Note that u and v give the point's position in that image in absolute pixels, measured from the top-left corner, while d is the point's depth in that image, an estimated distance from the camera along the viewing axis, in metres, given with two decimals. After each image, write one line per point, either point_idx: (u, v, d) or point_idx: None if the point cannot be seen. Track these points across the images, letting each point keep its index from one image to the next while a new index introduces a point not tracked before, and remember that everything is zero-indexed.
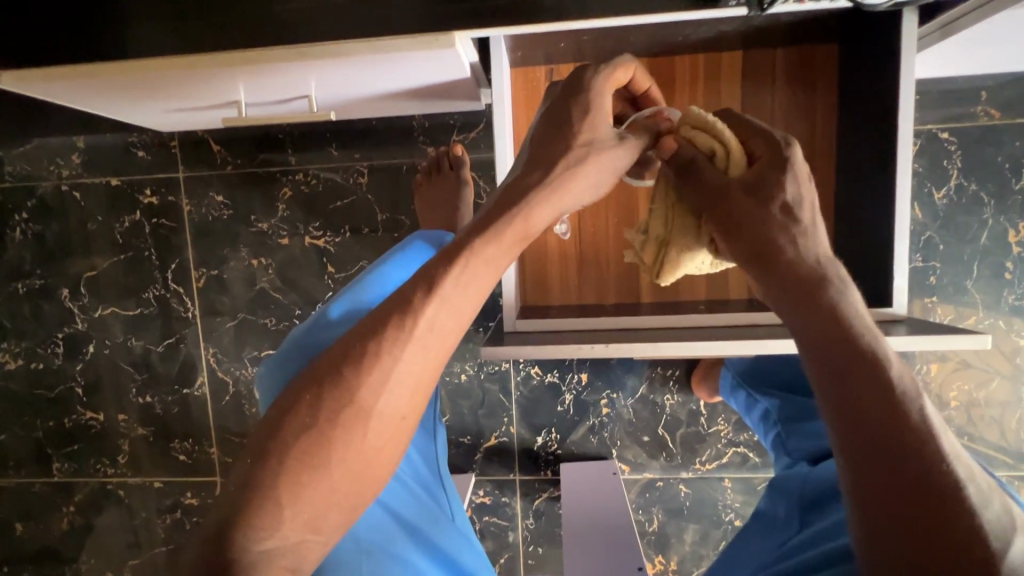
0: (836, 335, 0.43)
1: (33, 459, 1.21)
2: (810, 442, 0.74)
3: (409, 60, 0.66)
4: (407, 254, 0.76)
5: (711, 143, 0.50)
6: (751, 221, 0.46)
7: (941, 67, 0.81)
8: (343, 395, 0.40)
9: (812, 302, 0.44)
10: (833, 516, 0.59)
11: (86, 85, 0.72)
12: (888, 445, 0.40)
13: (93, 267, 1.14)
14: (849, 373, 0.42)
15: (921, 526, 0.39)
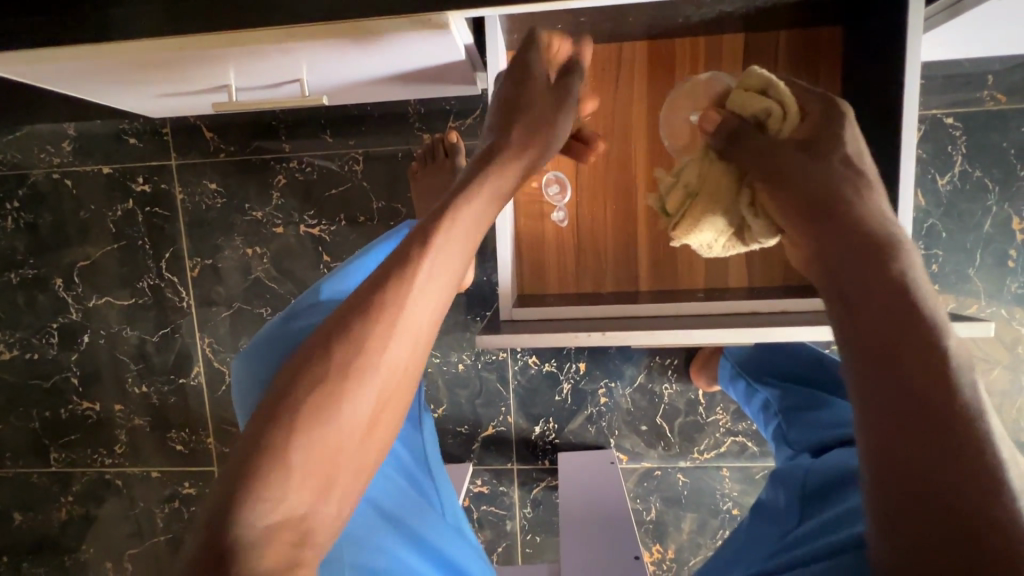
0: (877, 284, 0.38)
1: (30, 449, 1.20)
2: (810, 433, 0.72)
3: (402, 41, 0.64)
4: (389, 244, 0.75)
5: (765, 103, 0.52)
6: (800, 177, 0.46)
7: (949, 49, 0.79)
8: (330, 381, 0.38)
9: (854, 236, 0.41)
10: (835, 509, 0.57)
11: (71, 67, 0.70)
12: (921, 414, 0.35)
13: (86, 256, 1.13)
14: (893, 307, 0.37)
15: (946, 511, 0.34)
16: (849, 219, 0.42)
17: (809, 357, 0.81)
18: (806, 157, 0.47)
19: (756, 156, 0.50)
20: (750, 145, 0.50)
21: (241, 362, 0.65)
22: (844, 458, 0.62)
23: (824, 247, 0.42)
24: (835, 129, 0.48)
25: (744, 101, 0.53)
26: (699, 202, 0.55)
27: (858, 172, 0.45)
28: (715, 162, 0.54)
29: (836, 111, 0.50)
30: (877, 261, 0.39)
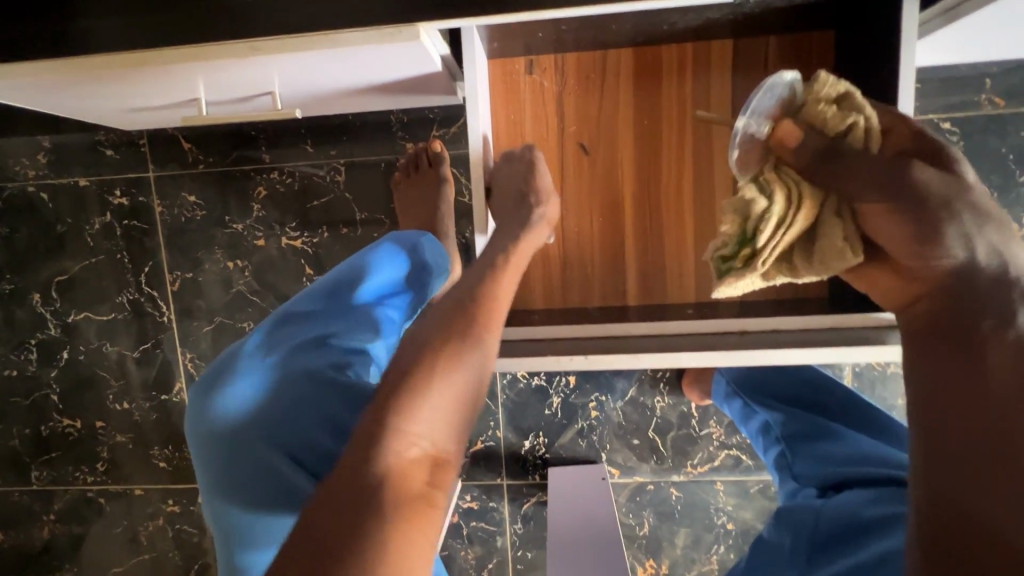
0: (987, 346, 0.41)
1: (11, 468, 1.18)
2: (819, 468, 0.69)
3: (374, 54, 0.62)
4: (373, 258, 0.71)
5: (850, 118, 0.46)
6: (926, 210, 0.41)
7: (944, 53, 0.77)
8: (390, 444, 0.45)
9: (963, 283, 0.42)
10: (852, 557, 0.55)
11: (29, 83, 0.67)
12: (1000, 471, 0.40)
13: (64, 271, 1.10)
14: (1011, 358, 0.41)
15: (990, 563, 0.39)
16: (970, 270, 0.42)
17: (813, 382, 0.78)
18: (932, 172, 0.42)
19: (872, 176, 0.43)
20: (860, 166, 0.43)
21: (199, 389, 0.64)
22: (857, 503, 0.60)
23: (940, 301, 0.43)
24: (947, 151, 0.44)
25: (824, 115, 0.47)
26: (790, 236, 0.47)
27: (992, 212, 0.42)
28: (806, 184, 0.46)
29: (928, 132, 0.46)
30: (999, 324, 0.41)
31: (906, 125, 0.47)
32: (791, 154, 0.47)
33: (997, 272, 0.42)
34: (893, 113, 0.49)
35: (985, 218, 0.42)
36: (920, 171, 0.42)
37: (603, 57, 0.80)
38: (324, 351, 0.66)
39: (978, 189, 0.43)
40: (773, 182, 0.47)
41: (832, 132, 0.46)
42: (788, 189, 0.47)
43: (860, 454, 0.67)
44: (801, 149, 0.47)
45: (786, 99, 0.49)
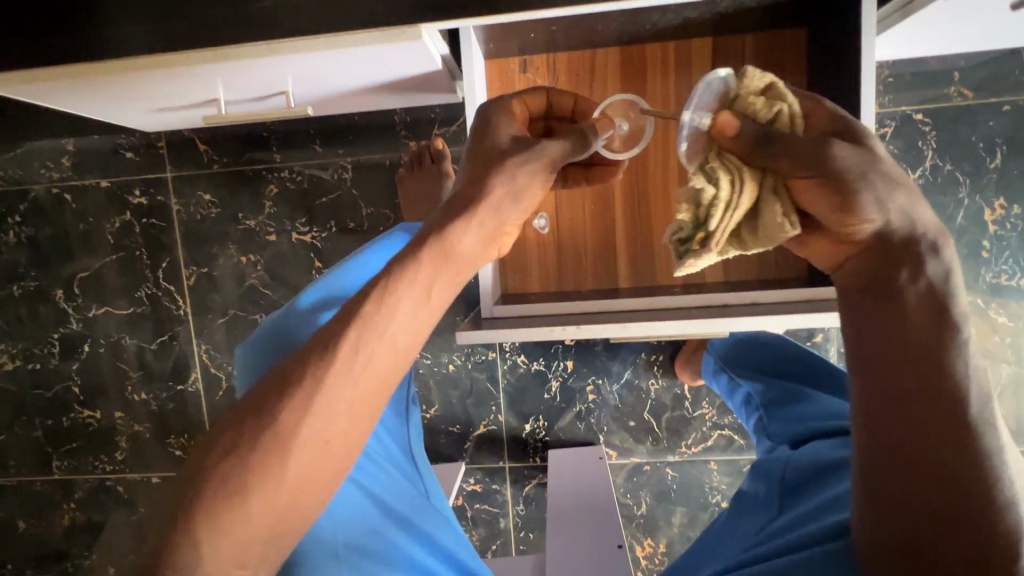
0: (900, 309, 0.47)
1: (34, 458, 1.23)
2: (791, 426, 0.73)
3: (380, 54, 0.67)
4: (384, 244, 0.78)
5: (777, 107, 0.49)
6: (847, 185, 0.45)
7: (911, 47, 0.82)
8: (271, 440, 0.40)
9: (889, 251, 0.47)
10: (820, 498, 0.60)
11: (65, 86, 0.73)
12: (926, 412, 0.47)
13: (86, 268, 1.16)
14: (922, 311, 0.47)
15: (930, 491, 0.46)
16: (882, 233, 0.47)
17: (789, 352, 0.84)
18: (850, 148, 0.46)
19: (796, 158, 0.46)
20: (793, 148, 0.46)
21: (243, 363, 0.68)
22: (823, 451, 0.64)
23: (865, 267, 0.49)
24: (861, 130, 0.49)
25: (755, 106, 0.50)
26: (739, 215, 0.49)
27: (900, 177, 0.47)
28: (748, 168, 0.48)
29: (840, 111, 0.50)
30: (902, 287, 0.47)
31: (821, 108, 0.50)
32: (732, 142, 0.49)
33: (902, 233, 0.47)
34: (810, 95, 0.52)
35: (895, 184, 0.46)
36: (841, 150, 0.46)
37: (591, 57, 0.86)
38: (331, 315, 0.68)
39: (888, 163, 0.47)
40: (717, 168, 0.49)
41: (762, 120, 0.49)
42: (732, 173, 0.49)
43: (830, 411, 0.71)
44: (740, 136, 0.49)
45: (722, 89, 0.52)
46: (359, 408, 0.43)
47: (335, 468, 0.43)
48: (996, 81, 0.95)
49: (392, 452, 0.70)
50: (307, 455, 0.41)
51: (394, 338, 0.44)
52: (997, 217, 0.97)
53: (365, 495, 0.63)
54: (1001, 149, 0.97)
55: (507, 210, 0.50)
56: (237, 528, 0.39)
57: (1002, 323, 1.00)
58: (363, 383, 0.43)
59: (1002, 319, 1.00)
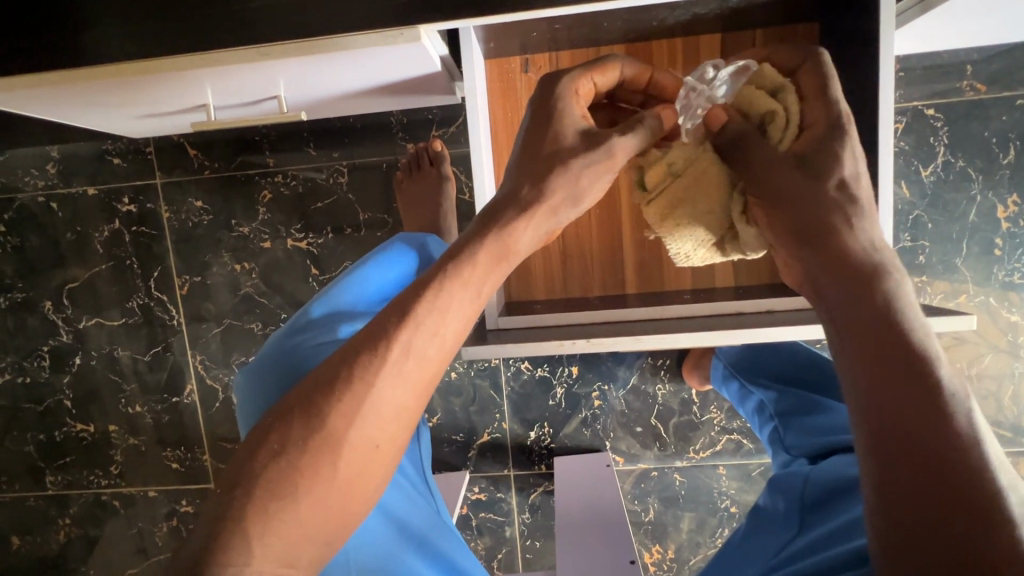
0: (863, 316, 0.42)
1: (27, 474, 1.20)
2: (809, 439, 0.72)
3: (376, 56, 0.64)
4: (387, 256, 0.73)
5: (772, 105, 0.51)
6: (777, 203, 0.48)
7: (926, 41, 0.79)
8: (323, 448, 0.42)
9: (839, 253, 0.44)
10: (843, 517, 0.57)
11: (45, 94, 0.69)
12: (911, 434, 0.39)
13: (75, 278, 1.13)
14: (880, 317, 0.42)
15: (934, 532, 0.37)
16: (824, 253, 0.45)
17: (803, 360, 0.82)
18: (798, 172, 0.47)
19: (757, 170, 0.50)
20: (751, 156, 0.51)
21: (244, 382, 0.68)
22: (848, 465, 0.62)
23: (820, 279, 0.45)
24: (829, 148, 0.47)
25: (754, 101, 0.53)
26: (677, 185, 0.56)
27: (848, 201, 0.46)
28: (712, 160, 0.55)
29: (838, 121, 0.48)
30: (861, 294, 0.43)
31: (825, 113, 0.49)
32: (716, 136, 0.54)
33: (850, 246, 0.44)
34: (825, 99, 0.50)
35: (833, 209, 0.45)
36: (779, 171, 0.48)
37: (595, 55, 0.83)
38: (326, 331, 0.65)
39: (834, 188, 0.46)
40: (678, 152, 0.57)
41: (754, 115, 0.53)
42: (692, 155, 0.56)
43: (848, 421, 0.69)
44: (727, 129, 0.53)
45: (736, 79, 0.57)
46: (405, 414, 0.46)
47: (381, 472, 0.46)
48: (1009, 74, 0.93)
49: (404, 466, 0.67)
50: (355, 455, 0.43)
51: (443, 342, 0.47)
52: (1011, 214, 0.95)
53: (381, 516, 0.61)
54: (1015, 145, 0.94)
55: (564, 212, 0.52)
56: (286, 529, 0.40)
57: (1014, 321, 0.98)
58: (410, 389, 0.46)
59: (1015, 316, 0.98)
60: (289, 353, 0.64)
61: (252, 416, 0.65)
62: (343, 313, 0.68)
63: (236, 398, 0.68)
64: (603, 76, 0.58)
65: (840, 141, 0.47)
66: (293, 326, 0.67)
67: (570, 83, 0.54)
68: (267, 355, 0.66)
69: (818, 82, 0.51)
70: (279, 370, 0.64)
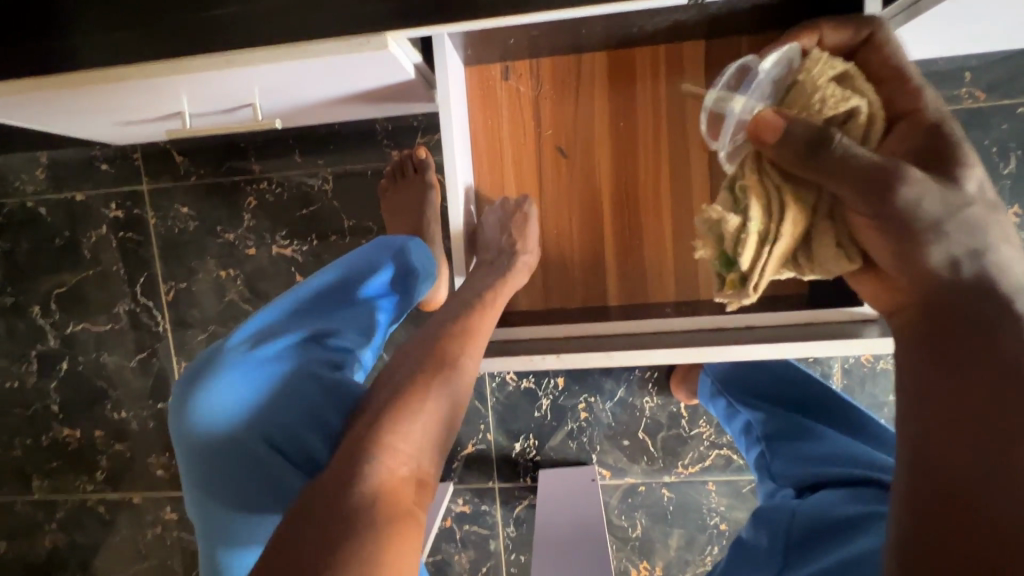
0: (970, 346, 0.41)
1: (14, 478, 1.20)
2: (796, 467, 0.70)
3: (345, 63, 0.63)
4: (362, 265, 0.71)
5: (851, 103, 0.47)
6: (911, 235, 0.42)
7: (920, 48, 0.76)
8: (381, 465, 0.50)
9: (956, 289, 0.42)
10: (831, 556, 0.55)
11: (19, 101, 0.69)
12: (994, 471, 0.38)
13: (63, 283, 1.13)
14: (999, 358, 0.40)
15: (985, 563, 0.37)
16: (958, 284, 0.42)
17: (791, 381, 0.79)
18: (937, 188, 0.41)
19: (863, 183, 0.41)
20: (842, 166, 0.41)
21: (179, 393, 0.61)
22: (836, 502, 0.60)
23: (929, 307, 0.43)
24: (956, 156, 0.44)
25: (827, 96, 0.48)
26: (777, 251, 0.46)
27: (991, 218, 0.42)
28: (787, 192, 0.46)
29: (941, 129, 0.46)
30: (984, 331, 0.41)
31: (923, 117, 0.48)
32: (773, 151, 0.44)
33: (988, 274, 0.42)
34: (914, 91, 0.50)
35: (978, 228, 0.42)
36: (913, 183, 0.40)
37: (577, 63, 0.81)
38: (317, 348, 0.66)
39: (978, 201, 0.42)
40: (751, 187, 0.47)
41: (831, 115, 0.47)
42: (767, 195, 0.47)
43: (837, 453, 0.67)
44: (783, 146, 0.43)
45: (778, 82, 0.52)
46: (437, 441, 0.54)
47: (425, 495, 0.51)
48: (1009, 82, 0.90)
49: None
50: (412, 471, 0.51)
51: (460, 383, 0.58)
52: None
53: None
54: (1016, 154, 0.91)
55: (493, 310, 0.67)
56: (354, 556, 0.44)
57: None
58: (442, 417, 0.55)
59: None
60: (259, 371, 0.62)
61: (192, 436, 0.60)
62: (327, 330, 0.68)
63: (174, 423, 0.61)
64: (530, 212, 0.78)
65: (959, 150, 0.45)
66: (254, 334, 0.64)
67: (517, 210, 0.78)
68: (221, 365, 0.61)
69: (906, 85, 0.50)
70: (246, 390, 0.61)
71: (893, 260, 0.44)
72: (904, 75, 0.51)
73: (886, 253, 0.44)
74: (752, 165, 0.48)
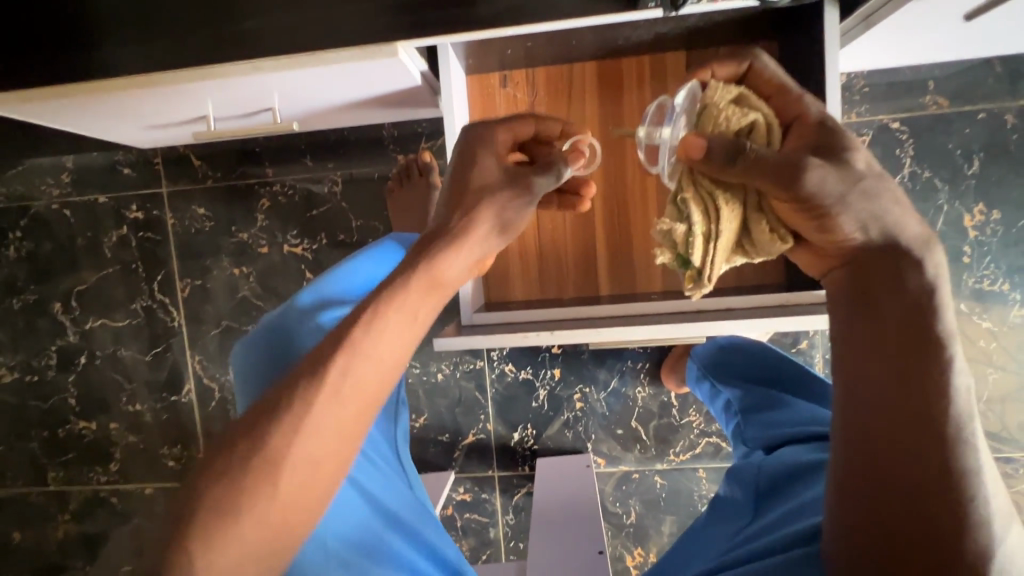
0: (882, 300, 0.52)
1: (30, 470, 1.25)
2: (765, 431, 0.74)
3: (358, 69, 0.70)
4: (379, 253, 0.79)
5: (749, 116, 0.52)
6: (822, 210, 0.49)
7: (882, 58, 0.84)
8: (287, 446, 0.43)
9: (868, 254, 0.52)
10: (796, 500, 0.62)
11: (60, 106, 0.75)
12: (900, 399, 0.51)
13: (83, 281, 1.19)
14: (902, 305, 0.51)
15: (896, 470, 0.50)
16: (868, 245, 0.51)
17: (765, 359, 0.85)
18: (834, 166, 0.48)
19: (778, 179, 0.47)
20: (758, 163, 0.48)
21: (239, 354, 0.70)
22: (799, 454, 0.65)
23: (852, 270, 0.53)
24: (841, 140, 0.50)
25: (727, 112, 0.52)
26: (721, 246, 0.51)
27: (882, 185, 0.50)
28: (719, 194, 0.50)
29: (827, 120, 0.52)
30: (895, 285, 0.51)
31: (811, 112, 0.52)
32: (701, 163, 0.49)
33: (893, 235, 0.51)
34: (794, 96, 0.54)
35: (874, 196, 0.49)
36: (814, 170, 0.47)
37: (569, 72, 0.89)
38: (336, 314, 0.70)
39: (870, 175, 0.50)
40: (691, 198, 0.51)
41: (736, 128, 0.52)
42: (704, 201, 0.51)
43: (806, 417, 0.72)
44: (707, 157, 0.48)
45: (690, 109, 0.55)
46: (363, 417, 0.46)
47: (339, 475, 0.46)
48: (969, 90, 0.97)
49: (380, 450, 0.72)
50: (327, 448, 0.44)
51: (396, 351, 0.46)
52: (977, 222, 0.98)
53: (362, 498, 0.66)
54: (979, 156, 0.98)
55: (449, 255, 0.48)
56: (236, 536, 0.41)
57: (986, 327, 1.00)
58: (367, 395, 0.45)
59: (985, 323, 1.00)
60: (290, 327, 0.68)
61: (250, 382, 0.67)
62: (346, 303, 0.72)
63: (235, 378, 0.70)
64: (523, 127, 0.60)
65: (840, 134, 0.51)
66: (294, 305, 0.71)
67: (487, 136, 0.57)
68: (272, 326, 0.69)
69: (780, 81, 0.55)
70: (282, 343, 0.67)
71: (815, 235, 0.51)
72: (783, 84, 0.55)
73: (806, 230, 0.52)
74: (686, 177, 0.52)
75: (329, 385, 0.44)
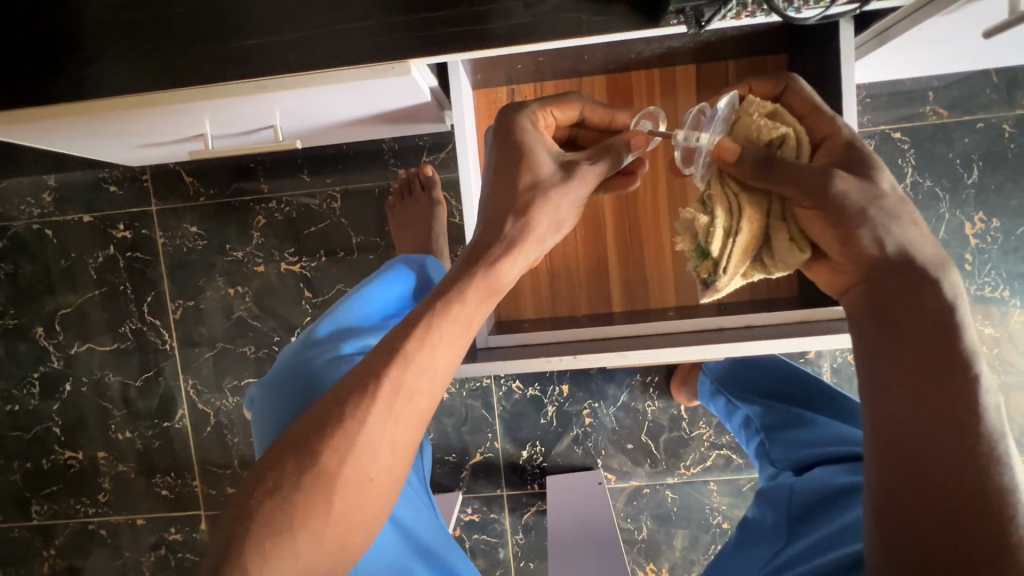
0: (900, 313, 0.47)
1: (12, 504, 1.18)
2: (793, 452, 0.74)
3: (369, 87, 0.67)
4: (390, 276, 0.76)
5: (781, 129, 0.51)
6: (845, 220, 0.47)
7: (888, 70, 0.84)
8: (320, 466, 0.44)
9: (882, 265, 0.48)
10: (829, 523, 0.61)
11: (48, 127, 0.71)
12: (928, 422, 0.45)
13: (67, 304, 1.14)
14: (921, 319, 0.46)
15: (932, 506, 0.44)
16: (884, 261, 0.48)
17: (783, 375, 0.84)
18: (853, 179, 0.47)
19: (800, 184, 0.47)
20: (789, 170, 0.47)
21: (255, 392, 0.72)
22: (832, 476, 0.65)
23: (868, 282, 0.49)
24: (869, 159, 0.50)
25: (758, 124, 0.52)
26: (740, 244, 0.50)
27: (901, 208, 0.48)
28: (740, 196, 0.50)
29: (856, 142, 0.51)
30: (912, 296, 0.47)
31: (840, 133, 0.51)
32: (733, 167, 0.49)
33: (907, 248, 0.48)
34: (827, 117, 0.53)
35: (894, 216, 0.47)
36: (838, 179, 0.47)
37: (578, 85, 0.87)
38: (337, 349, 0.68)
39: (891, 196, 0.48)
40: (712, 195, 0.51)
41: (765, 139, 0.51)
42: (727, 200, 0.50)
43: (834, 436, 0.72)
44: (740, 160, 0.49)
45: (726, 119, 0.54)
46: (401, 446, 0.47)
47: (381, 502, 0.47)
48: (969, 100, 0.99)
49: (414, 478, 0.70)
50: (365, 473, 0.45)
51: (433, 375, 0.48)
52: (978, 231, 0.99)
53: (392, 526, 0.63)
54: (978, 165, 0.99)
55: (512, 264, 0.51)
56: (285, 564, 0.42)
57: (989, 333, 1.01)
58: (406, 422, 0.47)
59: (988, 330, 1.01)
60: (294, 366, 0.67)
61: (263, 424, 0.68)
62: (347, 335, 0.70)
63: (250, 417, 0.71)
64: (562, 112, 0.60)
65: (864, 153, 0.50)
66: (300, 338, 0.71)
67: (529, 117, 0.56)
68: (283, 364, 0.69)
69: (810, 101, 0.55)
70: (288, 380, 0.67)
71: (830, 246, 0.49)
72: (817, 107, 0.54)
73: (823, 240, 0.49)
74: (713, 178, 0.51)
75: (387, 398, 0.46)
